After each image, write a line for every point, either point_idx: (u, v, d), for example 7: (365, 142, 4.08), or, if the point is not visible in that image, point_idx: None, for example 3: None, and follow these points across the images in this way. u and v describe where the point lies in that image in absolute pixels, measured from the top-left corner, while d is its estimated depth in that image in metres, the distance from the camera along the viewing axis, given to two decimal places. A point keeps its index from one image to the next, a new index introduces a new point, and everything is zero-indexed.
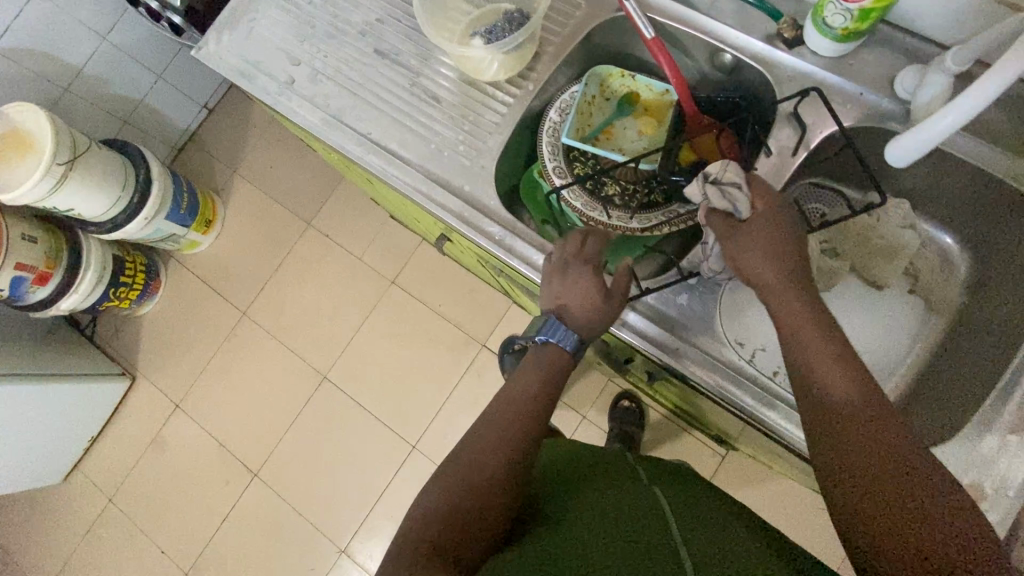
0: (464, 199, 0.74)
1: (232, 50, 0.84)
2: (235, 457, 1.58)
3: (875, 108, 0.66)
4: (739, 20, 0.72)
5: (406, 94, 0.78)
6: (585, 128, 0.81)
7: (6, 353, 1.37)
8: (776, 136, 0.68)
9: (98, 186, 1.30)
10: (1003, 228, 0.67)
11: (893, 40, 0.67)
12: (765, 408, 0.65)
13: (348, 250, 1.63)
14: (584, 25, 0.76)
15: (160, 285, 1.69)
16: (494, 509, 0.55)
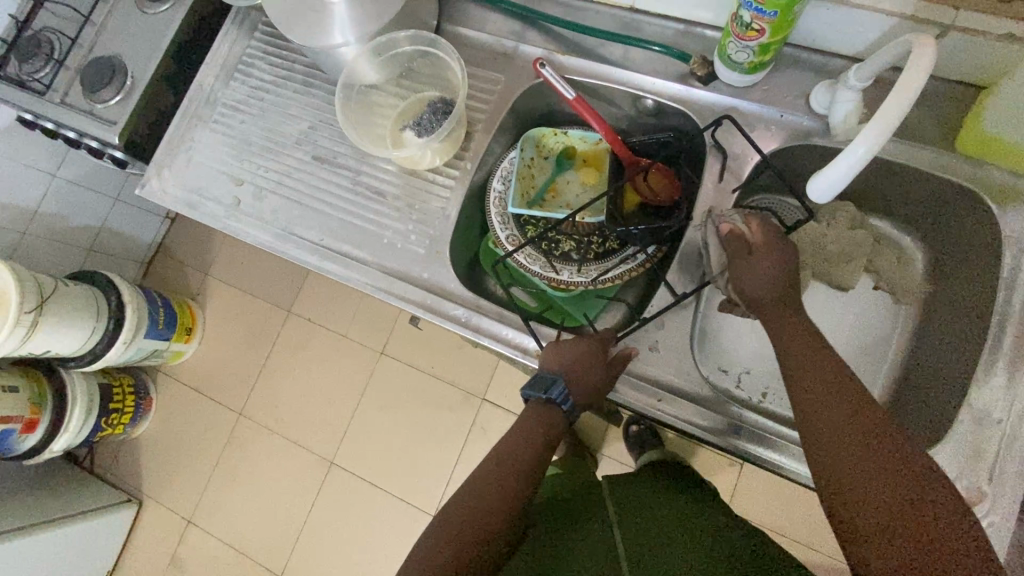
0: (425, 284, 0.75)
1: (176, 184, 0.85)
2: (255, 561, 1.54)
3: (798, 128, 0.69)
4: (653, 66, 0.74)
5: (350, 193, 0.80)
6: (530, 189, 0.83)
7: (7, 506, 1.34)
8: (710, 171, 0.71)
9: (70, 323, 1.29)
10: (945, 216, 0.69)
11: (801, 60, 0.70)
12: (740, 438, 0.66)
13: (331, 329, 1.63)
14: (507, 96, 0.78)
15: (152, 401, 1.68)
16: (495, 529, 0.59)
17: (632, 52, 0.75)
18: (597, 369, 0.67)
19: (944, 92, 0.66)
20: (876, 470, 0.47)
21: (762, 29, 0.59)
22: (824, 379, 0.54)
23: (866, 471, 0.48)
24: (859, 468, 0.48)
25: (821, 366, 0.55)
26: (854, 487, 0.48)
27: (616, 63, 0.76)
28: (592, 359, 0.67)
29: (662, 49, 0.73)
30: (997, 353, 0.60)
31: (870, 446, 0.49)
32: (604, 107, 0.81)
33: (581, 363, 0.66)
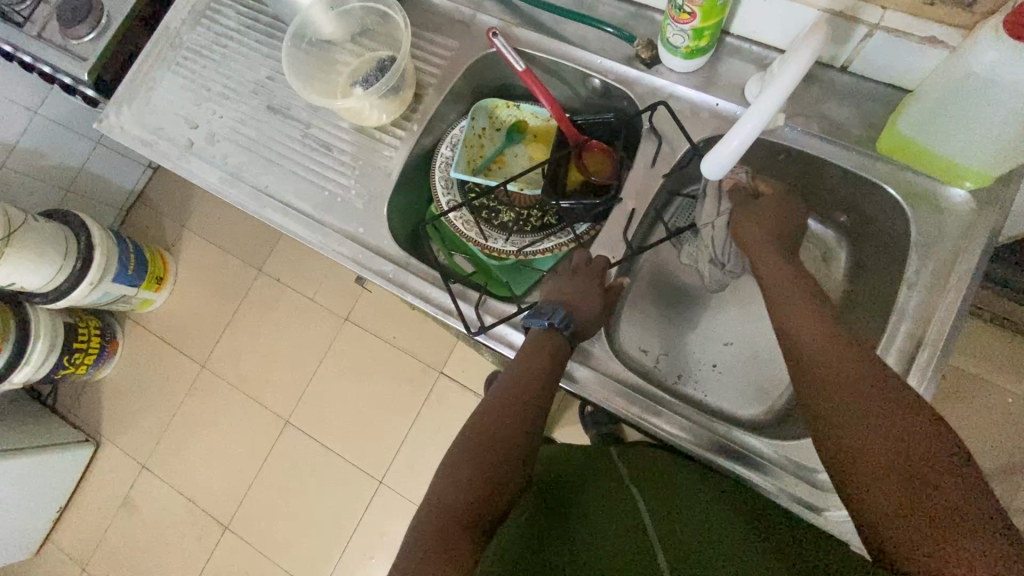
0: (361, 238, 0.76)
1: (133, 122, 0.87)
2: (205, 511, 1.57)
3: (731, 117, 0.71)
4: (602, 45, 0.76)
5: (299, 145, 0.81)
6: (478, 158, 0.84)
7: None
8: (644, 152, 0.73)
9: (35, 257, 1.30)
10: (866, 215, 0.70)
11: (742, 50, 0.71)
12: (648, 415, 0.66)
13: (299, 291, 1.65)
14: (460, 63, 0.80)
15: (118, 346, 1.70)
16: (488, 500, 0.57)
17: (582, 31, 0.77)
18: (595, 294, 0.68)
19: (874, 94, 0.67)
20: (903, 456, 0.47)
21: (693, 12, 0.61)
22: (840, 367, 0.53)
23: (891, 460, 0.48)
24: (881, 455, 0.48)
25: (836, 353, 0.54)
26: (881, 477, 0.48)
27: (567, 40, 0.77)
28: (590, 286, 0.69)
29: (612, 29, 0.74)
30: (891, 349, 0.61)
31: (894, 433, 0.48)
32: (555, 84, 0.82)
33: (578, 290, 0.69)
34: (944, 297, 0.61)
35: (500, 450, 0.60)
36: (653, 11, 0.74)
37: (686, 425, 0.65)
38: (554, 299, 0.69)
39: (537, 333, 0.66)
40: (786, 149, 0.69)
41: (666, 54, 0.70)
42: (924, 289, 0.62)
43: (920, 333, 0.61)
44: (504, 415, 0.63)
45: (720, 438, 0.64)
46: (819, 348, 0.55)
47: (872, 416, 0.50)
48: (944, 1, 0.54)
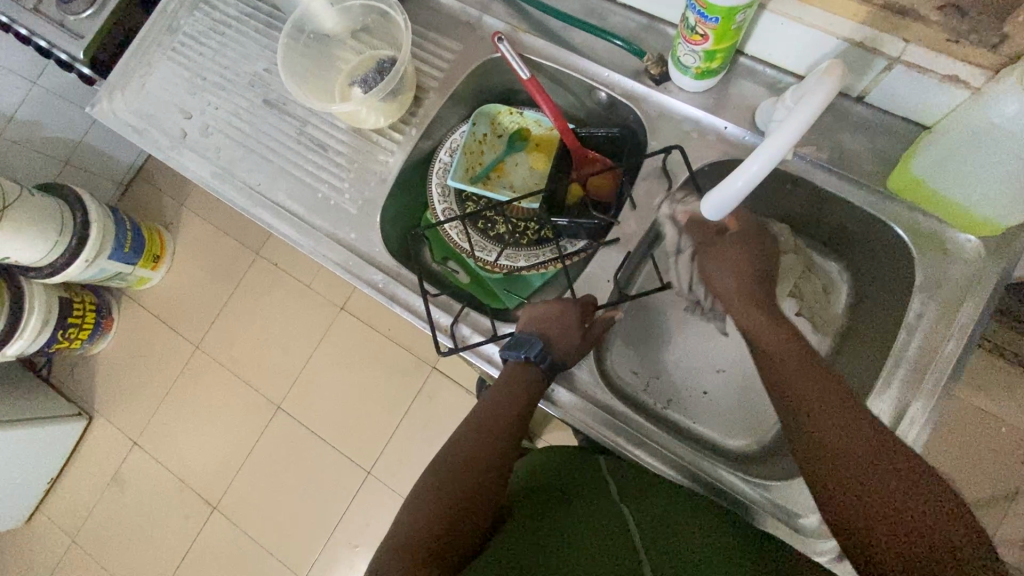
0: (353, 245, 0.75)
1: (125, 108, 0.85)
2: (194, 490, 1.58)
3: (739, 142, 0.68)
4: (611, 57, 0.73)
5: (294, 142, 0.79)
6: (477, 165, 0.82)
7: None
8: (648, 173, 0.70)
9: (31, 232, 1.28)
10: (871, 250, 0.68)
11: (755, 72, 0.68)
12: (630, 445, 0.66)
13: (296, 277, 1.64)
14: (464, 67, 0.77)
15: (113, 322, 1.70)
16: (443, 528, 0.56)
17: (592, 40, 0.74)
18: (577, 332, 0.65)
19: (889, 127, 0.65)
20: (873, 477, 0.49)
21: (705, 34, 0.58)
22: (813, 392, 0.54)
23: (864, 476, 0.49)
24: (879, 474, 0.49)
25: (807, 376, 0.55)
26: (851, 493, 0.49)
27: (575, 49, 0.74)
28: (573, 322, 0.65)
29: (622, 43, 0.71)
30: (885, 395, 0.60)
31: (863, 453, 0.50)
32: (561, 93, 0.79)
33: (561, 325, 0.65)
34: (944, 344, 0.59)
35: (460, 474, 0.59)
36: (666, 25, 0.71)
37: (668, 458, 0.65)
38: (532, 330, 0.67)
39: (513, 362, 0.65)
40: (793, 178, 0.67)
41: (676, 72, 0.68)
42: (924, 335, 0.60)
43: (915, 380, 0.59)
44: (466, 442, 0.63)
45: (705, 468, 0.64)
46: (790, 369, 0.57)
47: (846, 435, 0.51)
48: (970, 41, 0.51)
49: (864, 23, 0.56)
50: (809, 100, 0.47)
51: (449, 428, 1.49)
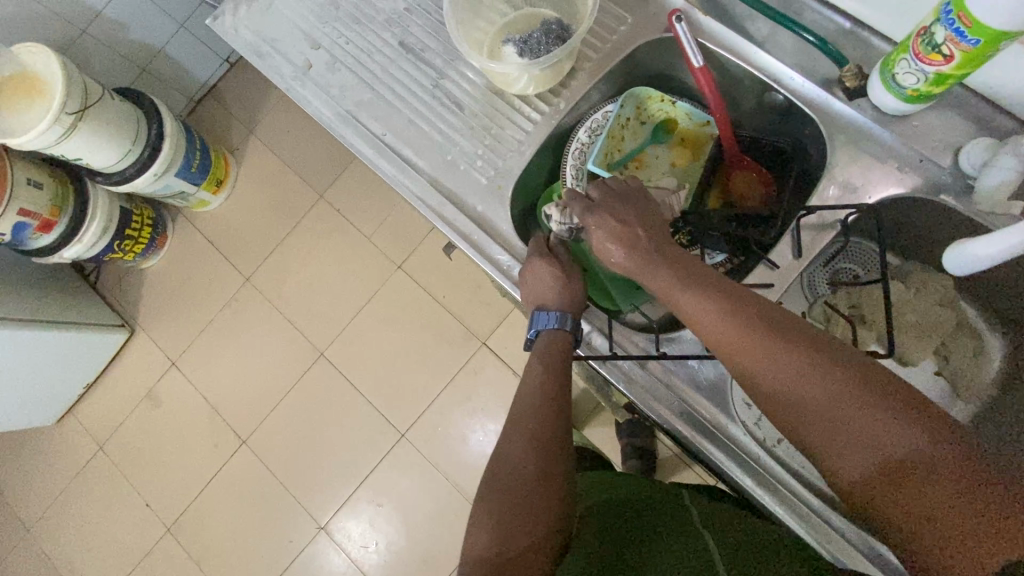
0: (480, 215, 0.70)
1: (248, 27, 0.78)
2: (226, 420, 1.58)
3: (934, 179, 0.61)
4: (798, 59, 0.66)
5: (427, 95, 0.73)
6: (615, 152, 0.75)
7: (20, 294, 1.36)
8: (821, 195, 0.63)
9: (107, 135, 1.23)
10: None
11: (966, 105, 0.61)
12: (763, 490, 0.62)
13: (356, 227, 1.59)
14: (627, 42, 0.70)
15: (167, 240, 1.67)
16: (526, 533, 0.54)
17: (780, 37, 0.67)
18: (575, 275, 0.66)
19: None
20: (930, 506, 0.41)
21: (950, 55, 0.51)
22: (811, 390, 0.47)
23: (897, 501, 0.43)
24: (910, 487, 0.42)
25: (818, 398, 0.46)
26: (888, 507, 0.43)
27: (759, 45, 0.67)
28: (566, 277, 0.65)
29: (817, 40, 0.63)
30: None
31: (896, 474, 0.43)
32: (726, 88, 0.72)
33: (555, 282, 0.64)
34: None
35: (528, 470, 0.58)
36: (872, 34, 0.64)
37: (791, 506, 0.61)
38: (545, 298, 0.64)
39: (551, 331, 0.64)
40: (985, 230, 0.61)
41: (878, 89, 0.61)
42: None
43: None
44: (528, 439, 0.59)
45: (818, 518, 0.60)
46: (808, 402, 0.47)
47: (866, 461, 0.44)
48: None
49: None
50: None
51: (490, 406, 1.47)
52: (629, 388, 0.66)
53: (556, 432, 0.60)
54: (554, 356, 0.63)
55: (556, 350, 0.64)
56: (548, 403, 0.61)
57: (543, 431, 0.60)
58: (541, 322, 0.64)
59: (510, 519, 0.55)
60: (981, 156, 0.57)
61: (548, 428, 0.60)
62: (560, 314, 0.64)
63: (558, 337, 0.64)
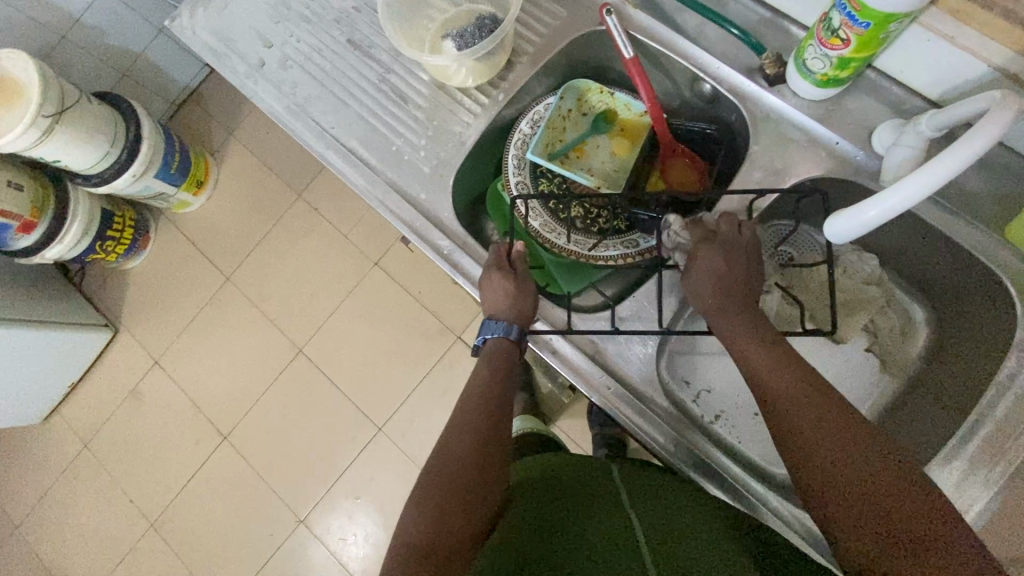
0: (423, 204, 0.73)
1: (205, 27, 0.81)
2: (208, 417, 1.61)
3: (849, 160, 0.64)
4: (723, 48, 0.69)
5: (373, 89, 0.76)
6: (557, 142, 0.78)
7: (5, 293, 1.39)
8: (743, 177, 0.66)
9: (84, 137, 1.27)
10: (965, 298, 0.65)
11: (878, 88, 0.63)
12: (694, 468, 0.65)
13: (333, 224, 1.62)
14: (562, 35, 0.73)
15: (150, 241, 1.71)
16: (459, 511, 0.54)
17: (706, 28, 0.69)
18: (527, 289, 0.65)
19: (1012, 170, 0.61)
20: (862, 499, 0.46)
21: (847, 39, 0.53)
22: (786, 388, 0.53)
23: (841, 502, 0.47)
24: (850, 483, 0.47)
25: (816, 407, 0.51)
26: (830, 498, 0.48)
27: (686, 36, 0.70)
28: (519, 287, 0.65)
29: (739, 33, 0.66)
30: (956, 454, 0.57)
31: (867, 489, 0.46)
32: (659, 78, 0.75)
33: (508, 293, 0.64)
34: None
35: (464, 446, 0.57)
36: (790, 23, 0.66)
37: (723, 481, 0.64)
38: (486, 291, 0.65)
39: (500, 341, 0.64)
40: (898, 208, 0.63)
41: (793, 74, 0.63)
42: (1015, 396, 0.57)
43: (996, 441, 0.56)
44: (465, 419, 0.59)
45: (744, 491, 0.63)
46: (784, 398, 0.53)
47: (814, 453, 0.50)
48: None
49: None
50: (934, 170, 0.44)
51: None
52: (561, 364, 0.68)
53: (491, 410, 0.60)
54: (502, 363, 0.63)
55: (504, 359, 0.63)
56: (484, 392, 0.61)
57: (481, 408, 0.60)
58: (489, 331, 0.64)
59: (444, 501, 0.54)
60: (890, 135, 0.59)
61: (486, 405, 0.60)
62: (507, 325, 0.64)
63: (503, 346, 0.64)
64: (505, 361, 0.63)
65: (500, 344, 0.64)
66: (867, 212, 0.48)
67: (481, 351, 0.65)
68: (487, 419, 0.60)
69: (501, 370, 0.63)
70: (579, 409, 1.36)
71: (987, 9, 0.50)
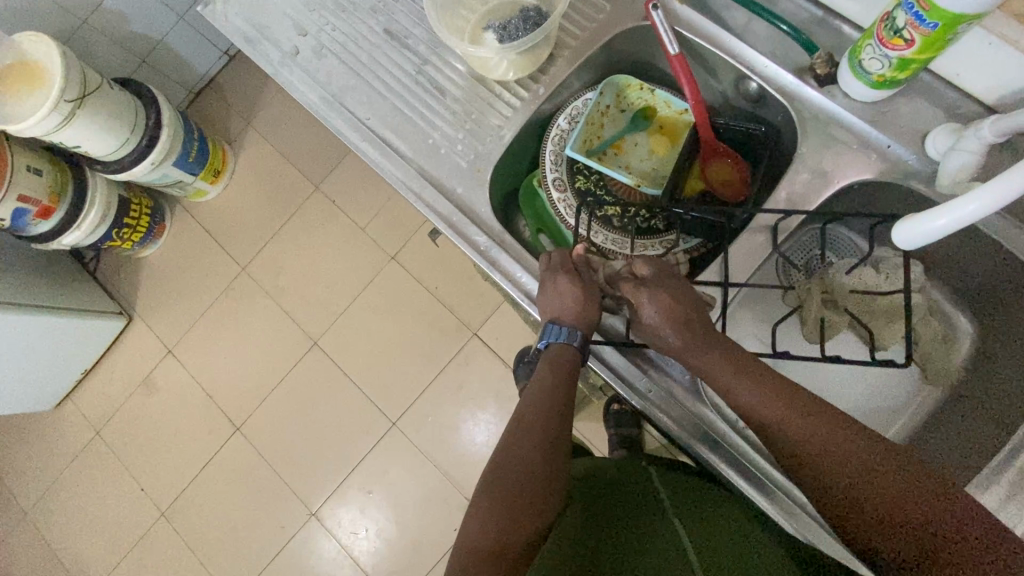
0: (461, 198, 0.71)
1: (239, 14, 0.80)
2: (220, 406, 1.61)
3: (901, 164, 0.62)
4: (772, 45, 0.67)
5: (410, 81, 0.75)
6: (594, 139, 0.77)
7: (23, 279, 1.39)
8: (791, 179, 0.64)
9: (105, 124, 1.25)
10: (1012, 307, 0.64)
11: (934, 91, 0.62)
12: (734, 471, 0.62)
13: (351, 218, 1.61)
14: (605, 30, 0.72)
15: (165, 229, 1.70)
16: (525, 516, 0.52)
17: (755, 25, 0.68)
18: (595, 293, 0.62)
19: None
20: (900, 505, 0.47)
21: (911, 39, 0.52)
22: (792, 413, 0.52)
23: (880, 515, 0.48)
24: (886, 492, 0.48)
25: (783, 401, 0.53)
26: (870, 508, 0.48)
27: (735, 33, 0.68)
28: (588, 292, 0.62)
29: (790, 30, 0.65)
30: (1006, 466, 0.56)
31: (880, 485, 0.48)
32: (702, 75, 0.74)
33: (578, 297, 0.61)
34: None
35: (528, 449, 0.55)
36: (843, 22, 0.65)
37: (767, 489, 0.61)
38: (550, 309, 0.62)
39: (561, 345, 0.61)
40: None
41: (845, 74, 0.62)
42: None
43: None
44: (531, 425, 0.57)
45: (784, 496, 0.60)
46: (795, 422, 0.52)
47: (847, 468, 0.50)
48: None
49: None
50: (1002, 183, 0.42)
51: (480, 395, 1.48)
52: (610, 373, 0.65)
53: (559, 416, 0.57)
54: (566, 371, 0.60)
55: (568, 365, 0.60)
56: (553, 397, 0.58)
57: (553, 415, 0.57)
58: (552, 335, 0.61)
59: (506, 506, 0.52)
60: (945, 136, 0.58)
61: (557, 412, 0.57)
62: (572, 329, 0.60)
63: (568, 353, 0.60)
64: (560, 365, 0.60)
65: (561, 348, 0.61)
66: (937, 221, 0.46)
67: (543, 356, 0.62)
68: (556, 421, 0.57)
69: (565, 374, 0.60)
70: (596, 409, 1.35)
71: None
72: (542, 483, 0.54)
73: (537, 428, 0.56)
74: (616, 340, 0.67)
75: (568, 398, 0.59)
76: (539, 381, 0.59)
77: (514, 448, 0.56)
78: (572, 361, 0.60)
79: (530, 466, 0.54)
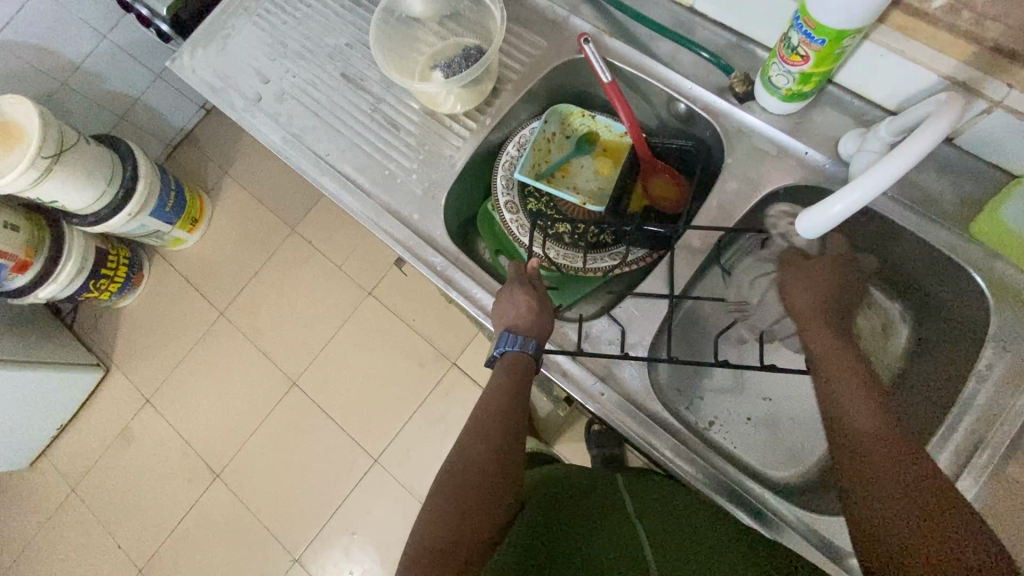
0: (418, 222, 0.75)
1: (204, 67, 0.85)
2: (199, 453, 1.58)
3: (819, 169, 0.67)
4: (694, 69, 0.73)
5: (367, 119, 0.80)
6: (542, 163, 0.82)
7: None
8: (720, 189, 0.69)
9: (81, 178, 1.29)
10: (938, 295, 0.68)
11: (842, 102, 0.68)
12: (681, 461, 0.63)
13: (328, 256, 1.64)
14: (543, 63, 0.78)
15: (143, 279, 1.71)
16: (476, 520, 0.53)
17: (678, 51, 0.74)
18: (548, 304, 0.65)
19: (972, 171, 0.64)
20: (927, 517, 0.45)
21: (806, 56, 0.58)
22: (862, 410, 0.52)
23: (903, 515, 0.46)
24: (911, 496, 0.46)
25: (864, 403, 0.53)
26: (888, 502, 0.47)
27: (661, 61, 0.74)
28: (540, 300, 0.65)
29: (710, 56, 0.71)
30: (943, 444, 0.58)
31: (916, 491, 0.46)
32: (637, 101, 0.80)
33: (530, 307, 0.64)
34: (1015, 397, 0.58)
35: (481, 454, 0.57)
36: (755, 46, 0.71)
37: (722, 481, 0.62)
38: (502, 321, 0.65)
39: (512, 352, 0.62)
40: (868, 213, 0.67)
41: (761, 91, 0.68)
42: (993, 386, 0.59)
43: (982, 430, 0.58)
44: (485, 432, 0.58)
45: (742, 490, 0.61)
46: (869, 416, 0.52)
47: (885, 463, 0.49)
48: None
49: (968, 64, 0.55)
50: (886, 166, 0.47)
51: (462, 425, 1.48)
52: (564, 380, 0.67)
53: (513, 421, 0.59)
54: (518, 375, 0.61)
55: (520, 372, 0.62)
56: (506, 401, 0.59)
57: (506, 420, 0.59)
58: (506, 343, 0.62)
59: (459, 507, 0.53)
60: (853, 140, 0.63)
61: (512, 418, 0.59)
62: (524, 337, 0.62)
63: (521, 359, 0.62)
64: (515, 373, 0.62)
65: (516, 355, 0.63)
66: (833, 208, 0.50)
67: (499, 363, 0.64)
68: (510, 426, 0.59)
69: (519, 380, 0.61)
70: (576, 431, 1.35)
71: (930, 25, 0.54)
72: (494, 485, 0.55)
73: (491, 432, 0.58)
74: (568, 349, 0.69)
75: (521, 401, 0.60)
76: (494, 386, 0.61)
77: (468, 453, 0.57)
78: (525, 368, 0.62)
79: (481, 469, 0.56)
